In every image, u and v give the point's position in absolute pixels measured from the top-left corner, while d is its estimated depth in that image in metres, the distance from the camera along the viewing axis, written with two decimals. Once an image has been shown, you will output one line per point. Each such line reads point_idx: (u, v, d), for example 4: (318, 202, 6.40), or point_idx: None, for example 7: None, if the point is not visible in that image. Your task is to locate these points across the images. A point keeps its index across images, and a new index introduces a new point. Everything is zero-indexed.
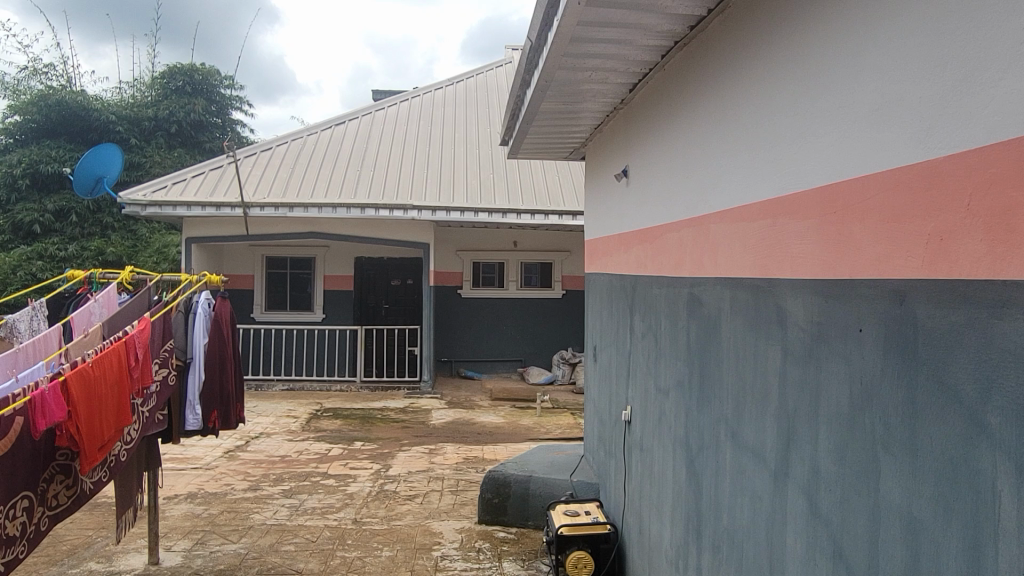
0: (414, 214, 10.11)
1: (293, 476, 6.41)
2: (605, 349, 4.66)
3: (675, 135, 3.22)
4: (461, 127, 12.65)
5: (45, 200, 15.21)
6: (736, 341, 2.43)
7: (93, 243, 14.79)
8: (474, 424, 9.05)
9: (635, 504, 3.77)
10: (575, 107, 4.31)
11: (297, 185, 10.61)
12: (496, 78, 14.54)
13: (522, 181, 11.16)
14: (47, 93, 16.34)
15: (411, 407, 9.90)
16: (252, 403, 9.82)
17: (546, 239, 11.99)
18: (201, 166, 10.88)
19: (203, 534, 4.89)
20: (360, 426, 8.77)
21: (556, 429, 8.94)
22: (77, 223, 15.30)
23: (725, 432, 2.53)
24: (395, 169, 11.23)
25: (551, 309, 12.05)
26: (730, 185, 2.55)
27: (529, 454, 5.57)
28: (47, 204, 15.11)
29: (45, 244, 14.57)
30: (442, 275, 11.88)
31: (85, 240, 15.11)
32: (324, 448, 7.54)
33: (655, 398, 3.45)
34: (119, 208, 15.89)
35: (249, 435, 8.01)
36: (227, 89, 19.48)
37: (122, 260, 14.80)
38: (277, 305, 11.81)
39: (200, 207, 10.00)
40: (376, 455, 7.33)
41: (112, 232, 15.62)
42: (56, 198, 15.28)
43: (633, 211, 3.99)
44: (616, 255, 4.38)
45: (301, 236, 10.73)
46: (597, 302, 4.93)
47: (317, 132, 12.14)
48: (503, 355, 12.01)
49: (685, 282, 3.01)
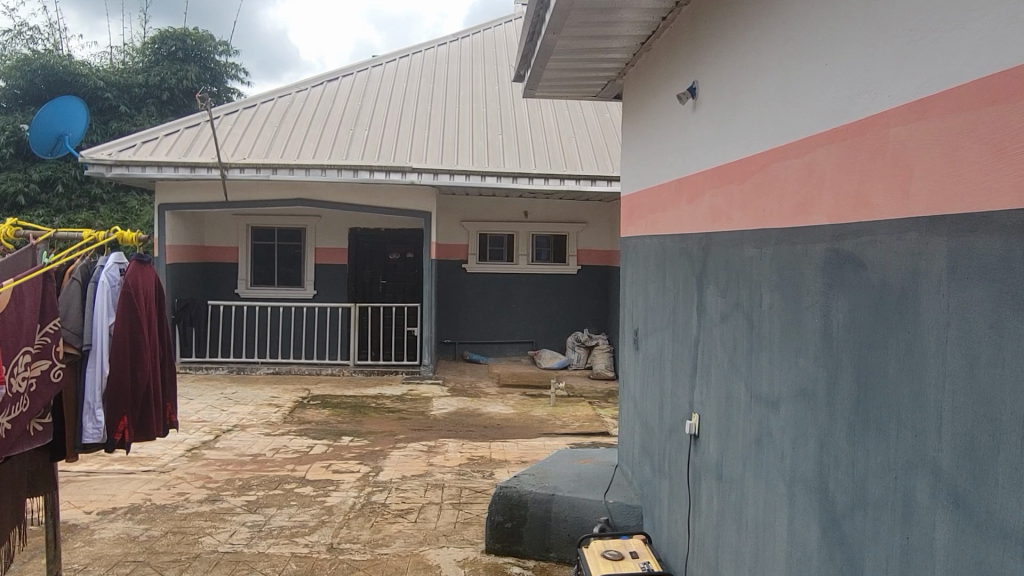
0: (412, 177, 9.00)
1: (262, 483, 5.34)
2: (653, 335, 3.59)
3: (797, 9, 2.08)
4: (469, 86, 11.42)
5: (29, 169, 14.10)
6: (967, 330, 1.33)
7: (79, 216, 13.72)
8: (480, 416, 7.98)
9: (709, 556, 2.67)
10: (621, 5, 3.12)
11: (283, 145, 9.49)
12: (506, 36, 13.26)
13: (534, 141, 9.98)
14: (31, 57, 15.25)
15: (410, 394, 8.84)
16: (232, 388, 8.77)
17: (561, 208, 10.82)
18: (176, 123, 9.77)
19: (133, 566, 3.84)
20: (350, 417, 7.70)
21: (574, 421, 7.86)
22: (63, 194, 14.20)
23: (929, 490, 1.43)
24: (394, 129, 10.08)
25: (565, 287, 10.92)
26: (944, 47, 1.43)
27: (547, 463, 4.47)
28: (32, 173, 13.97)
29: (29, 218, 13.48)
30: (446, 249, 10.73)
31: (73, 213, 14.01)
32: (305, 445, 6.46)
33: (748, 410, 2.36)
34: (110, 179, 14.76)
35: (221, 428, 6.95)
36: (222, 55, 18.15)
37: None
38: (264, 281, 10.75)
39: (173, 168, 8.90)
40: (365, 455, 6.25)
41: (101, 205, 14.46)
42: (42, 167, 14.16)
43: (706, 143, 2.87)
44: (672, 208, 3.28)
45: (288, 203, 9.60)
46: (641, 274, 3.82)
47: (307, 89, 10.97)
48: (511, 337, 10.95)
49: (819, 235, 1.90)
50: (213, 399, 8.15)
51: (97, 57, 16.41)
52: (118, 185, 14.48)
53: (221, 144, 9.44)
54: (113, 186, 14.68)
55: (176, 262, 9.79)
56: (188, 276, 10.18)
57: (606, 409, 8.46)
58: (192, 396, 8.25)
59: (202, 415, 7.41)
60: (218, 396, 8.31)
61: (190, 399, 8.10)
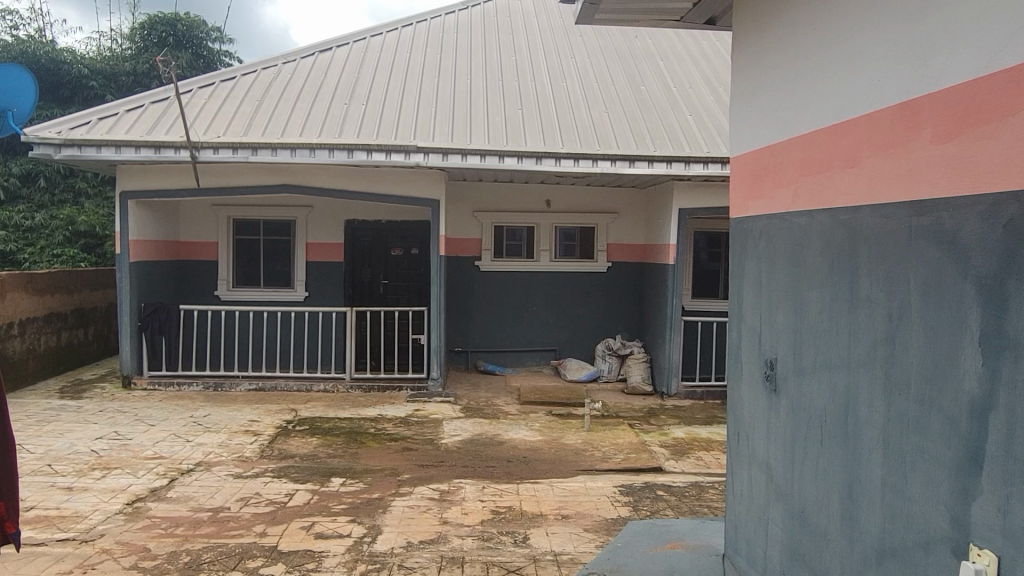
0: (418, 158, 7.57)
1: (216, 559, 3.91)
2: (818, 376, 2.18)
3: None
4: (482, 58, 9.97)
5: (9, 162, 12.61)
6: None
7: (63, 211, 12.13)
8: (502, 445, 6.56)
9: None
10: None
11: (265, 121, 8.08)
12: (521, 5, 11.78)
13: (559, 117, 8.55)
14: (11, 44, 13.85)
15: (416, 416, 7.43)
16: (205, 410, 7.36)
17: (588, 196, 9.40)
18: (140, 98, 8.38)
19: None
20: (344, 448, 6.30)
21: (617, 453, 6.42)
22: (45, 188, 12.64)
23: None
24: (394, 104, 8.65)
25: (593, 286, 9.49)
26: None
27: (620, 554, 3.05)
28: (11, 165, 12.49)
29: (6, 212, 11.96)
30: (457, 243, 9.33)
31: (55, 208, 12.36)
32: (282, 494, 5.04)
33: None
34: (98, 174, 13.16)
35: (180, 467, 5.54)
36: (216, 43, 16.62)
37: (98, 232, 12.08)
38: (249, 281, 9.36)
39: (133, 148, 7.51)
40: (359, 508, 4.82)
41: (86, 199, 12.85)
42: (22, 159, 12.67)
43: (1011, 16, 1.46)
44: (881, 160, 1.87)
45: (271, 190, 8.16)
46: (788, 272, 2.40)
47: (296, 60, 9.57)
48: (531, 344, 9.54)
49: None
50: (178, 425, 6.73)
51: (82, 44, 14.93)
52: (107, 178, 12.93)
53: (192, 121, 8.03)
54: (100, 179, 13.09)
55: (141, 261, 8.37)
56: (158, 276, 8.78)
57: (652, 435, 7.01)
58: (154, 421, 6.83)
59: (159, 449, 5.99)
60: (185, 422, 6.90)
61: (151, 426, 6.68)
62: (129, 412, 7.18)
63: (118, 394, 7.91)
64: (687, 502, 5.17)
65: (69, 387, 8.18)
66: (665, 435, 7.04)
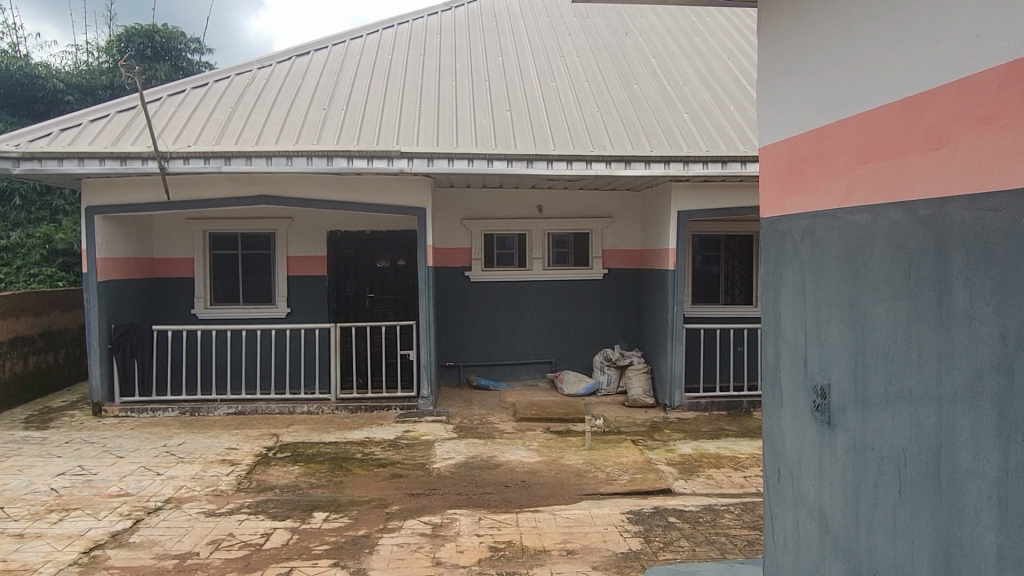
0: (402, 164, 7.13)
1: None
2: (891, 410, 1.77)
3: None
4: (468, 59, 9.55)
5: None
6: None
7: (40, 229, 11.58)
8: (498, 468, 6.11)
9: None
10: None
11: (240, 129, 7.62)
12: (507, 5, 11.38)
13: (549, 118, 8.14)
14: None
15: (406, 438, 6.96)
16: (179, 438, 6.86)
17: (581, 200, 8.99)
18: (104, 107, 7.92)
19: None
20: (327, 477, 5.83)
21: (622, 473, 5.98)
22: (21, 207, 12.04)
23: None
24: (376, 108, 8.22)
25: (589, 294, 9.07)
26: None
27: None
28: None
29: None
30: (445, 253, 8.88)
31: (32, 226, 11.77)
32: (258, 534, 4.57)
33: None
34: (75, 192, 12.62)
35: (146, 505, 5.06)
36: (195, 54, 16.13)
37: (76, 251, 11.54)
38: (228, 299, 8.88)
39: (97, 160, 7.04)
40: (343, 549, 4.36)
41: (64, 217, 12.31)
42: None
43: None
44: (984, 136, 1.46)
45: (248, 202, 7.71)
46: (843, 282, 1.98)
47: (273, 65, 9.13)
48: (526, 356, 9.10)
49: None
50: (149, 457, 6.25)
51: (56, 58, 14.37)
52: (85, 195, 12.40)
53: (161, 130, 7.57)
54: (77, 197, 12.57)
55: (111, 280, 7.88)
56: (130, 296, 8.29)
57: (658, 453, 6.57)
58: (122, 453, 6.33)
59: (125, 485, 5.50)
60: (157, 452, 6.41)
61: (119, 458, 6.19)
62: (98, 443, 6.68)
63: (87, 423, 7.41)
64: (703, 530, 4.72)
65: (35, 417, 7.67)
66: (671, 452, 6.61)
